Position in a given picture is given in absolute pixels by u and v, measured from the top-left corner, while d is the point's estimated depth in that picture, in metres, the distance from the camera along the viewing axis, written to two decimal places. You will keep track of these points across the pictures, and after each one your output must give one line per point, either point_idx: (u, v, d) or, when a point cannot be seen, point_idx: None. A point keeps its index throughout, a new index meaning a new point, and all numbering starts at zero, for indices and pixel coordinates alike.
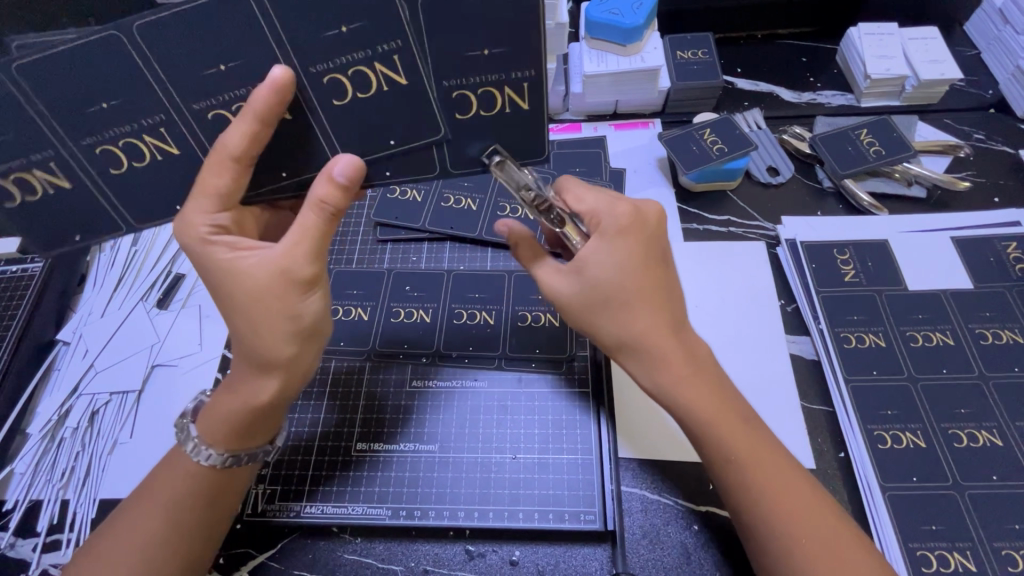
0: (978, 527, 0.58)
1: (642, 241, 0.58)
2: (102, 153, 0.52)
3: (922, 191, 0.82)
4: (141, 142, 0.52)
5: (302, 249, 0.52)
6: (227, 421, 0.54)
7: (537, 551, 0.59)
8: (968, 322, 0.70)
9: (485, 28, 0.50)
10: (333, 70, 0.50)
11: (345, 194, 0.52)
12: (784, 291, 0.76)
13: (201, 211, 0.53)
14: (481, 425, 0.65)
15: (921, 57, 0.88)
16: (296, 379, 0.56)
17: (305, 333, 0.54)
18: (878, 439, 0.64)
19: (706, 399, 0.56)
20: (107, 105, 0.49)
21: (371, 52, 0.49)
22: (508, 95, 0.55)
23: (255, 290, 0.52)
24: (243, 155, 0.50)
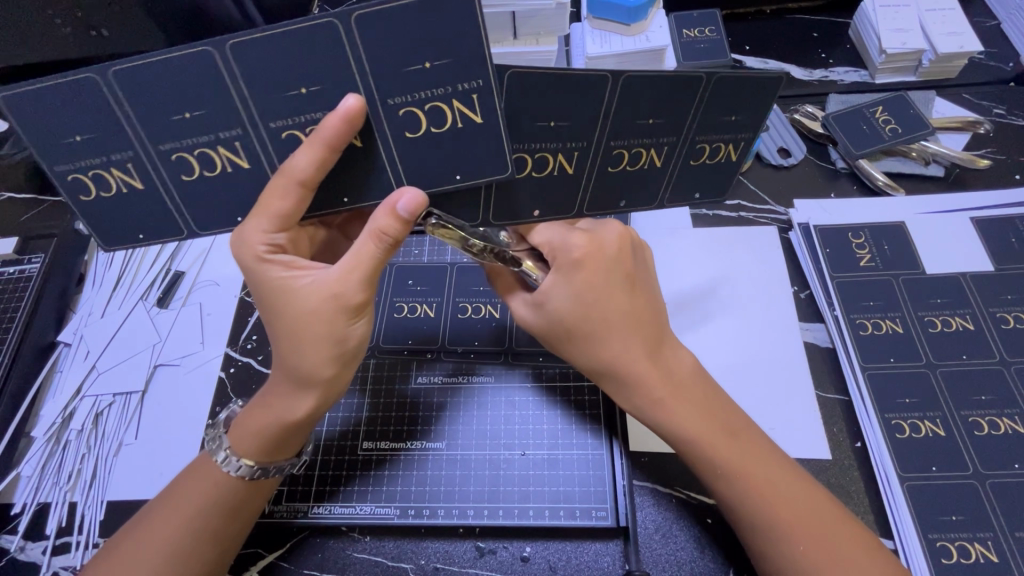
0: (1000, 516, 0.57)
1: (604, 271, 0.57)
2: (176, 159, 0.49)
3: (940, 170, 0.79)
4: (214, 154, 0.49)
5: (355, 276, 0.51)
6: (261, 436, 0.54)
7: (549, 547, 0.58)
8: (989, 306, 0.68)
9: (733, 99, 0.52)
10: (411, 104, 0.47)
11: (348, 128, 0.46)
12: (798, 277, 0.74)
13: (260, 231, 0.51)
14: (489, 423, 0.64)
15: (939, 30, 0.84)
16: (330, 397, 0.56)
17: (346, 357, 0.53)
18: (895, 428, 0.62)
19: (691, 417, 0.54)
20: (188, 115, 0.47)
21: (652, 139, 0.54)
22: (728, 150, 0.56)
23: (306, 314, 0.51)
24: (310, 181, 0.48)
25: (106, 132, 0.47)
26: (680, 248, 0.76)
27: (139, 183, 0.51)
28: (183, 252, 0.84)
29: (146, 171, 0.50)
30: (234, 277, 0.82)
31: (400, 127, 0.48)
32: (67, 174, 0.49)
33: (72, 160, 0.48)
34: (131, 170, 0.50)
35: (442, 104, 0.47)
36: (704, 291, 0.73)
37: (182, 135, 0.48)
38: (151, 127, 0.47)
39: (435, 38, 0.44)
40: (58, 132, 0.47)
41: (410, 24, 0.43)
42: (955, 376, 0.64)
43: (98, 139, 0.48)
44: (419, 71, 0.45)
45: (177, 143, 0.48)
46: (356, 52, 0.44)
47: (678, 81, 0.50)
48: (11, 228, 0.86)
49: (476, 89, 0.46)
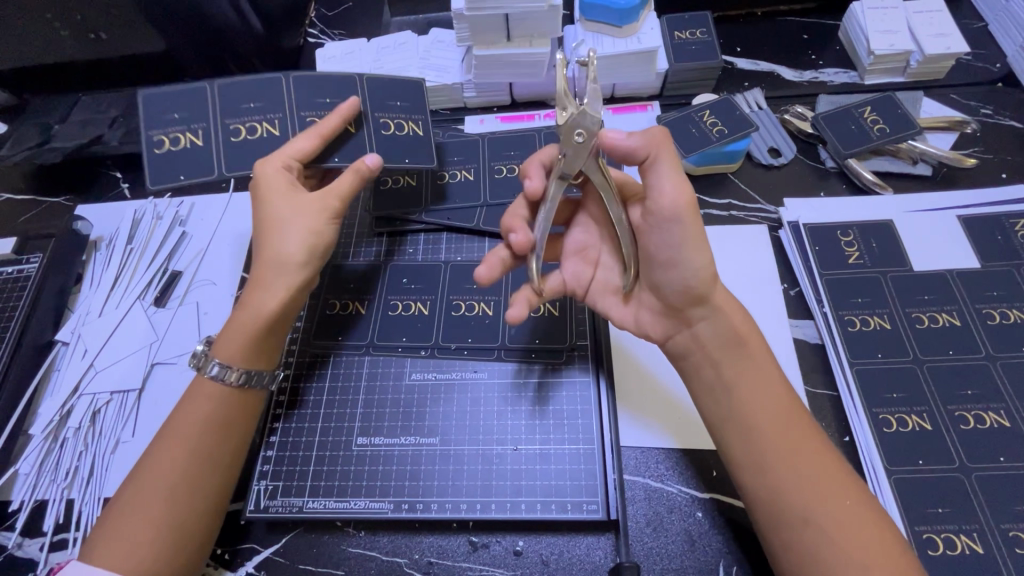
0: (985, 509, 0.58)
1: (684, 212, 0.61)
2: (232, 127, 0.68)
3: (928, 169, 0.80)
4: (260, 125, 0.68)
5: (335, 188, 0.63)
6: (247, 333, 0.59)
7: (541, 540, 0.59)
8: (975, 302, 0.69)
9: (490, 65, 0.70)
10: (388, 117, 0.71)
11: (338, 117, 0.66)
12: (787, 275, 0.75)
13: (275, 156, 0.63)
14: (482, 415, 0.65)
15: (927, 31, 0.86)
16: (302, 294, 0.62)
17: (322, 254, 0.63)
18: (883, 422, 0.63)
19: (773, 399, 0.55)
20: (253, 104, 0.68)
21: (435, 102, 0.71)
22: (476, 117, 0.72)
23: (297, 213, 0.61)
24: (324, 136, 0.65)
25: (190, 110, 0.67)
26: None
27: (199, 143, 0.67)
28: (182, 252, 0.84)
29: (210, 135, 0.67)
30: (230, 276, 0.83)
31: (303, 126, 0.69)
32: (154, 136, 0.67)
33: (160, 127, 0.67)
34: (198, 134, 0.67)
35: (403, 124, 0.72)
36: None
37: (244, 115, 0.68)
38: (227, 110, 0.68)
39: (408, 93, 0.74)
40: (160, 112, 0.67)
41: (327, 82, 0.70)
42: (941, 371, 0.65)
43: (184, 115, 0.67)
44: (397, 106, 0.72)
45: (242, 119, 0.68)
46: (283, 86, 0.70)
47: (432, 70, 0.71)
48: (10, 229, 0.87)
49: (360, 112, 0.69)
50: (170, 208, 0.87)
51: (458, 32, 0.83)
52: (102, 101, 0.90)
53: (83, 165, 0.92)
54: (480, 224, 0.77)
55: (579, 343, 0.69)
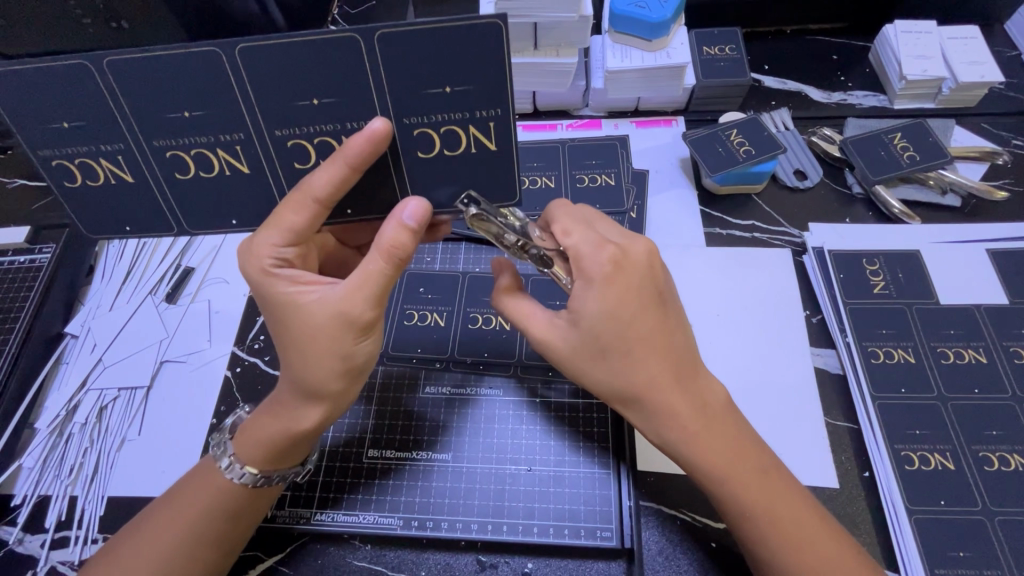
0: (1007, 554, 0.56)
1: (636, 290, 0.54)
2: (171, 157, 0.52)
3: (957, 200, 0.79)
4: (213, 155, 0.52)
5: (363, 293, 0.50)
6: (261, 444, 0.54)
7: (551, 564, 0.58)
8: (1002, 340, 0.67)
9: (450, 64, 0.47)
10: (426, 125, 0.50)
11: (370, 149, 0.48)
12: (810, 301, 0.74)
13: (270, 244, 0.51)
14: (498, 436, 0.64)
15: (960, 58, 0.84)
16: (336, 409, 0.55)
17: (354, 371, 0.53)
18: (905, 460, 0.62)
19: (754, 487, 0.53)
20: (188, 114, 0.49)
21: (468, 115, 0.49)
22: (475, 135, 0.51)
23: (312, 329, 0.50)
24: (327, 199, 0.50)
25: (96, 122, 0.50)
26: (693, 267, 0.76)
27: (127, 176, 0.53)
28: (195, 248, 0.83)
29: (136, 164, 0.53)
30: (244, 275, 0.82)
31: (289, 157, 0.52)
32: (49, 160, 0.52)
33: (56, 146, 0.51)
34: (120, 163, 0.52)
35: (455, 128, 0.50)
36: (715, 312, 0.73)
37: (179, 134, 0.51)
38: (147, 123, 0.50)
39: (448, 64, 0.47)
40: (42, 118, 0.49)
41: (325, 64, 0.47)
42: (966, 410, 0.64)
43: (84, 128, 0.50)
44: (438, 95, 0.48)
45: (173, 140, 0.51)
46: (241, 83, 0.48)
47: (469, 44, 0.46)
48: (24, 217, 0.86)
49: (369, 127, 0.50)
50: None
51: None
52: None
53: None
54: None
55: None
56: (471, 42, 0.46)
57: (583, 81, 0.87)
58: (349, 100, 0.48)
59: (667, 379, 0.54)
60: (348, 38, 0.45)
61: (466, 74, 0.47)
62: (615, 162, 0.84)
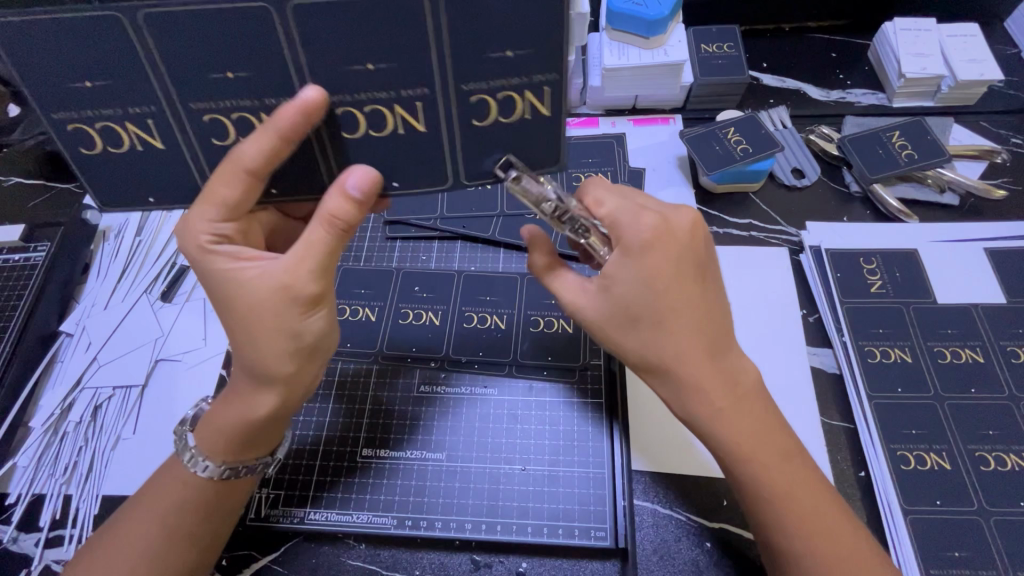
0: (1003, 555, 0.56)
1: (676, 258, 0.53)
2: (209, 121, 0.48)
3: (956, 199, 0.78)
4: (254, 118, 0.48)
5: (307, 264, 0.50)
6: (222, 431, 0.53)
7: (546, 564, 0.58)
8: (1000, 340, 0.67)
9: (512, 27, 0.43)
10: (484, 92, 0.46)
11: (304, 120, 0.45)
12: (807, 300, 0.73)
13: (206, 219, 0.50)
14: (491, 434, 0.64)
15: (959, 56, 0.84)
16: (293, 393, 0.54)
17: (307, 350, 0.52)
18: (901, 459, 0.61)
19: (778, 472, 0.52)
20: (230, 74, 0.45)
21: (526, 80, 0.46)
22: (531, 100, 0.47)
23: (255, 304, 0.49)
24: (259, 169, 0.48)
25: (121, 82, 0.45)
26: None
27: (157, 142, 0.49)
28: None
29: (166, 130, 0.48)
30: None
31: (337, 127, 0.48)
32: (202, 115, 0.47)
33: (79, 108, 0.46)
34: (149, 127, 0.48)
35: (513, 94, 0.47)
36: None
37: (220, 96, 0.46)
38: (183, 83, 0.45)
39: (509, 31, 0.43)
40: (67, 77, 0.45)
41: (382, 22, 0.42)
42: (963, 410, 0.63)
43: (109, 88, 0.45)
44: (499, 59, 0.45)
45: (214, 102, 0.46)
46: (290, 44, 0.43)
47: (537, 4, 0.42)
48: (20, 215, 0.86)
49: (425, 97, 0.46)
50: None
51: None
52: None
53: None
54: (495, 235, 0.76)
55: (592, 362, 0.67)
56: (539, 7, 0.42)
57: (580, 79, 0.87)
58: (405, 67, 0.45)
59: (700, 352, 0.53)
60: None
61: (528, 36, 0.43)
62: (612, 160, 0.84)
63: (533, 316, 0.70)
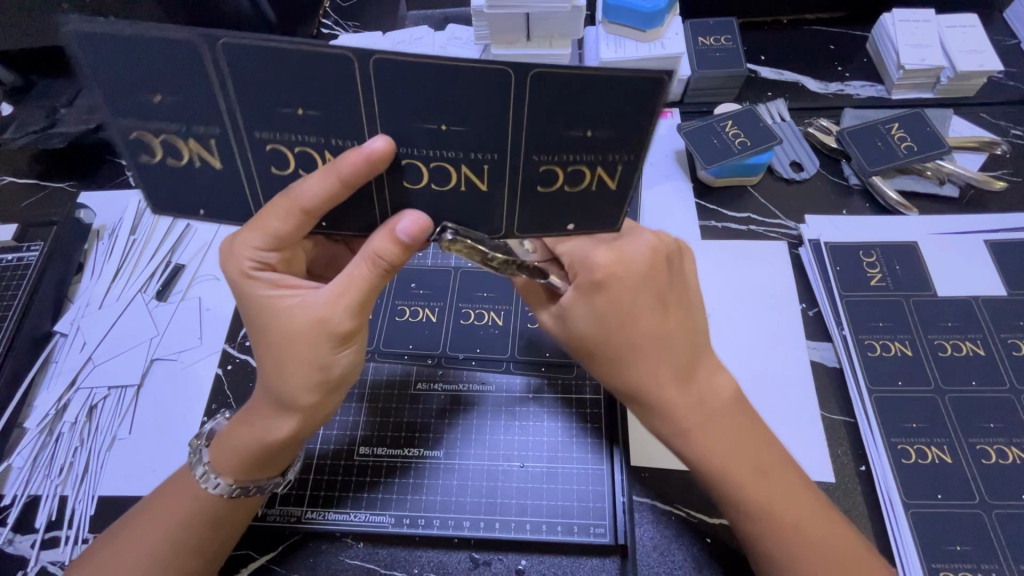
0: (1004, 548, 0.56)
1: (633, 290, 0.53)
2: (271, 151, 0.45)
3: (955, 191, 0.78)
4: (318, 155, 0.46)
5: (347, 302, 0.49)
6: (236, 454, 0.52)
7: (545, 561, 0.58)
8: (1000, 332, 0.67)
9: (596, 107, 0.41)
10: (553, 163, 0.44)
11: (369, 169, 0.43)
12: (806, 294, 0.73)
13: (251, 247, 0.49)
14: (489, 433, 0.63)
15: (959, 47, 0.83)
16: (310, 423, 0.54)
17: (330, 383, 0.52)
18: (901, 453, 0.61)
19: (776, 499, 0.52)
20: (300, 113, 0.42)
21: (601, 157, 0.44)
22: (600, 175, 0.45)
23: (292, 336, 0.50)
24: (312, 210, 0.46)
25: (192, 102, 0.43)
26: None
27: (216, 163, 0.46)
28: (185, 244, 0.83)
29: (229, 152, 0.45)
30: None
31: (397, 175, 0.46)
32: (264, 145, 0.45)
33: (140, 120, 0.44)
34: (211, 148, 0.45)
35: (582, 168, 0.45)
36: (712, 306, 0.72)
37: (284, 132, 0.44)
38: (252, 115, 0.43)
39: (593, 110, 0.41)
40: (133, 88, 0.42)
41: (472, 82, 0.40)
42: (964, 403, 0.63)
43: (178, 106, 0.43)
44: (578, 136, 0.43)
45: (276, 134, 0.44)
46: (368, 95, 0.41)
47: (624, 84, 0.40)
48: (14, 214, 0.86)
49: (495, 160, 0.44)
50: None
51: (476, 29, 0.80)
52: None
53: (85, 150, 0.91)
54: None
55: None
56: (631, 93, 0.40)
57: None
58: (477, 131, 0.42)
59: (675, 382, 0.53)
60: (500, 70, 0.39)
61: (610, 117, 0.42)
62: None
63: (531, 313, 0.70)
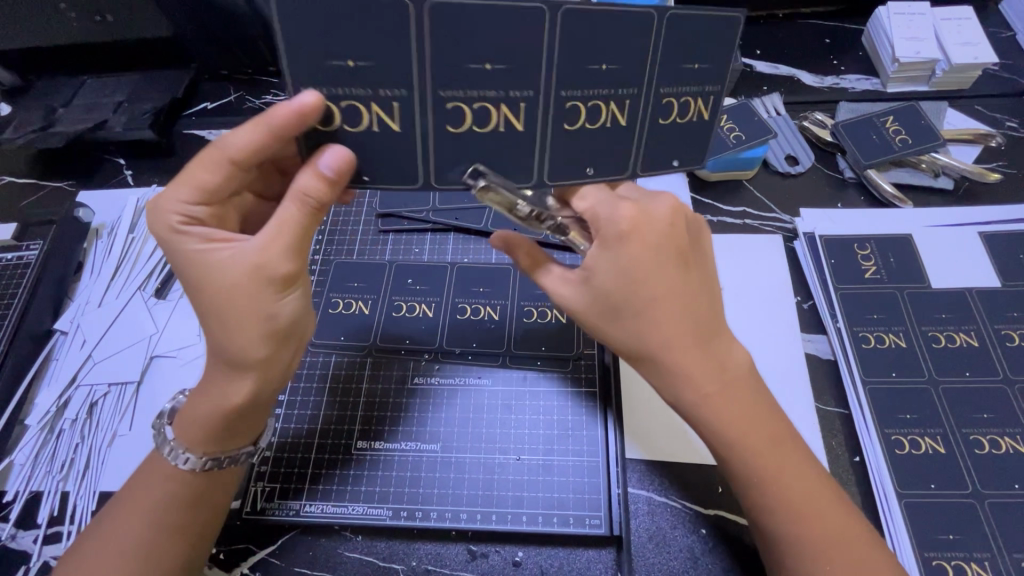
0: (997, 536, 0.56)
1: (653, 245, 0.52)
2: (451, 108, 0.47)
3: (950, 183, 0.78)
4: (496, 109, 0.48)
5: (280, 243, 0.50)
6: (202, 424, 0.52)
7: (541, 552, 0.58)
8: (994, 323, 0.67)
9: (710, 45, 0.49)
10: (689, 94, 0.51)
11: (298, 120, 0.45)
12: (801, 287, 0.73)
13: (178, 200, 0.51)
14: (483, 424, 0.64)
15: (954, 39, 0.83)
16: (269, 382, 0.53)
17: (280, 335, 0.51)
18: (895, 444, 0.61)
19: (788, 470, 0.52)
20: (489, 67, 0.46)
21: (720, 87, 0.51)
22: (714, 106, 0.52)
23: (226, 285, 0.49)
24: (241, 159, 0.50)
25: (381, 59, 0.45)
26: None
27: (394, 125, 0.48)
28: None
29: (411, 114, 0.47)
30: None
31: (562, 119, 0.49)
32: (447, 101, 0.47)
33: (328, 84, 0.46)
34: (393, 109, 0.47)
35: (703, 99, 0.51)
36: None
37: (472, 84, 0.46)
38: (442, 70, 0.46)
39: (709, 46, 0.49)
40: (323, 53, 0.44)
41: (625, 28, 0.46)
42: (959, 393, 0.63)
43: (369, 67, 0.45)
44: (698, 68, 0.50)
45: (461, 91, 0.47)
46: (552, 43, 0.46)
47: (734, 21, 0.48)
48: (13, 214, 0.86)
49: (633, 95, 0.49)
50: None
51: None
52: (106, 86, 0.91)
53: (84, 150, 0.91)
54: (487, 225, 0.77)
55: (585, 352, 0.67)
56: (735, 30, 0.49)
57: None
58: (632, 65, 0.48)
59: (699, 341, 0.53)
60: (646, 14, 0.46)
61: (722, 52, 0.50)
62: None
63: (527, 307, 0.70)
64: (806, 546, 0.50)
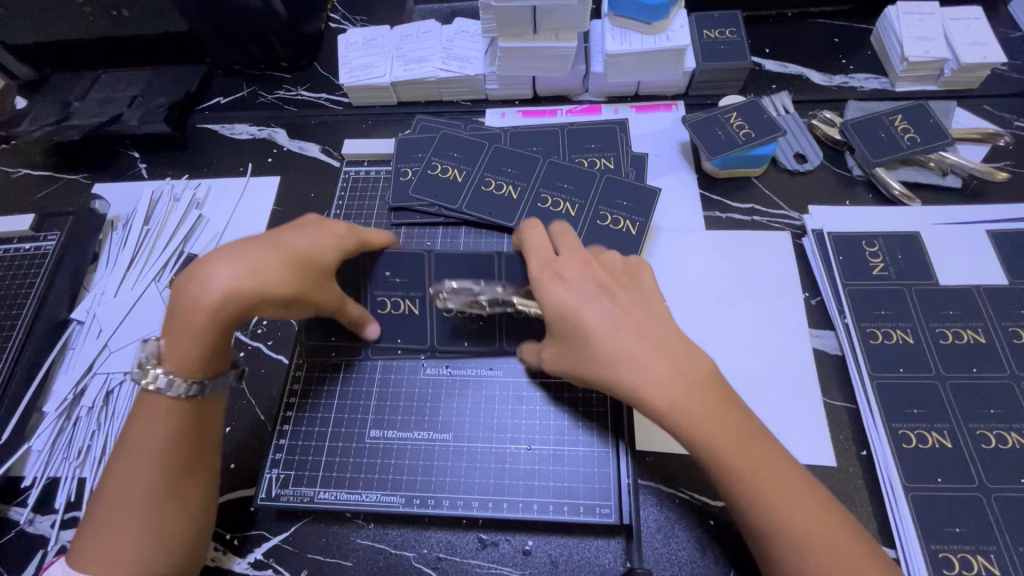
0: (1003, 530, 0.57)
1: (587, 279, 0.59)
2: (487, 180, 0.78)
3: (957, 182, 0.79)
4: (507, 185, 0.78)
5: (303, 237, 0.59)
6: (182, 321, 0.53)
7: (551, 541, 0.59)
8: (1002, 320, 0.67)
9: (626, 194, 0.77)
10: (611, 213, 0.76)
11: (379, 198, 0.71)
12: (809, 284, 0.74)
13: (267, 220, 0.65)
14: (496, 415, 0.64)
15: (963, 39, 0.83)
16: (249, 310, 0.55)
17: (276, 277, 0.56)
18: (902, 438, 0.62)
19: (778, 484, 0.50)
20: (509, 169, 0.79)
21: (635, 215, 0.76)
22: (628, 225, 0.75)
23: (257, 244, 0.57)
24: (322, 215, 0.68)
25: (468, 154, 0.80)
26: (691, 250, 0.76)
27: (458, 177, 0.79)
28: (198, 235, 0.84)
29: (466, 179, 0.78)
30: None
31: (536, 204, 0.77)
32: (486, 180, 0.78)
33: (435, 154, 0.81)
34: (456, 171, 0.79)
35: (622, 222, 0.75)
36: (716, 295, 0.73)
37: (497, 174, 0.79)
38: (490, 164, 0.80)
39: (629, 194, 0.77)
40: (440, 143, 0.81)
41: (575, 169, 0.79)
42: (965, 389, 0.64)
43: (458, 154, 0.80)
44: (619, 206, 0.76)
45: (497, 176, 0.78)
46: (540, 166, 0.79)
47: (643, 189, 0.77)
48: (28, 205, 0.88)
49: (580, 204, 0.76)
50: (187, 190, 0.87)
51: (484, 23, 0.81)
52: (122, 80, 0.93)
53: (99, 143, 0.92)
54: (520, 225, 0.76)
55: None
56: (647, 196, 0.77)
57: (582, 65, 0.87)
58: (580, 187, 0.77)
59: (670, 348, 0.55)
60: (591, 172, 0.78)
61: (637, 202, 0.76)
62: (587, 190, 0.77)
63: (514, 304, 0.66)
64: (794, 540, 0.48)
